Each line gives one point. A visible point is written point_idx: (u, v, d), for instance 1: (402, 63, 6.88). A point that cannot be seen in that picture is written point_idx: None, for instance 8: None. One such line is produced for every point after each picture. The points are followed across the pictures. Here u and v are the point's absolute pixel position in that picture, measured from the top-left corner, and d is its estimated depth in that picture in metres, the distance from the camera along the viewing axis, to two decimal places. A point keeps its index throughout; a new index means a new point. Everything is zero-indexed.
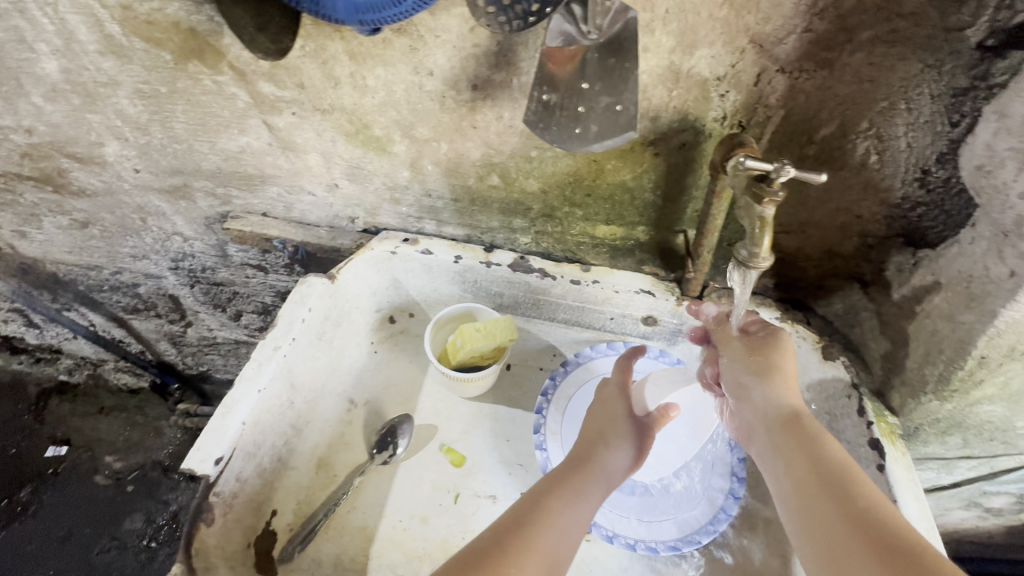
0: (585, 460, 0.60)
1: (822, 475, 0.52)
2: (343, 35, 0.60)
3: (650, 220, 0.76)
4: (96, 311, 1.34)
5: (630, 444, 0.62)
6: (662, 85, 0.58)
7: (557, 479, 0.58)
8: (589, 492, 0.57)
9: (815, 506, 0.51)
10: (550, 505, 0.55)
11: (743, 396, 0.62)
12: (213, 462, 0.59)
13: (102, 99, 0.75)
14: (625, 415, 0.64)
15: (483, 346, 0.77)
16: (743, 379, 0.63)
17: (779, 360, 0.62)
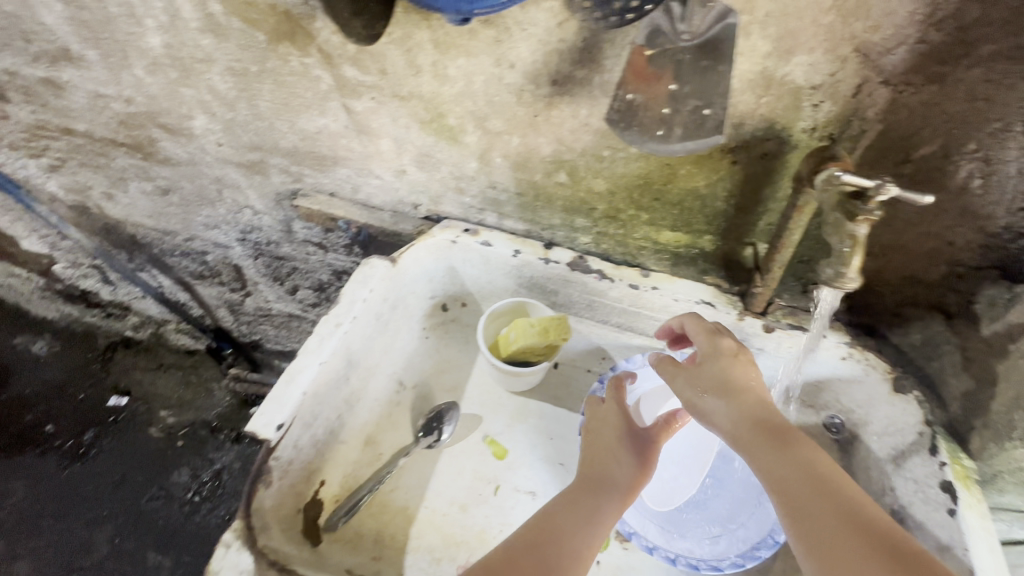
0: (593, 482, 0.62)
1: (808, 484, 0.49)
2: (431, 24, 0.61)
3: (718, 229, 0.73)
4: (166, 274, 1.43)
5: (635, 457, 0.63)
6: (751, 91, 0.56)
7: (566, 500, 0.61)
8: (599, 508, 0.60)
9: (806, 512, 0.47)
10: (562, 527, 0.58)
11: (710, 411, 0.56)
12: (274, 427, 0.62)
13: (197, 74, 0.79)
14: (625, 429, 0.65)
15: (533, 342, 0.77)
16: (710, 392, 0.57)
17: (734, 368, 0.58)
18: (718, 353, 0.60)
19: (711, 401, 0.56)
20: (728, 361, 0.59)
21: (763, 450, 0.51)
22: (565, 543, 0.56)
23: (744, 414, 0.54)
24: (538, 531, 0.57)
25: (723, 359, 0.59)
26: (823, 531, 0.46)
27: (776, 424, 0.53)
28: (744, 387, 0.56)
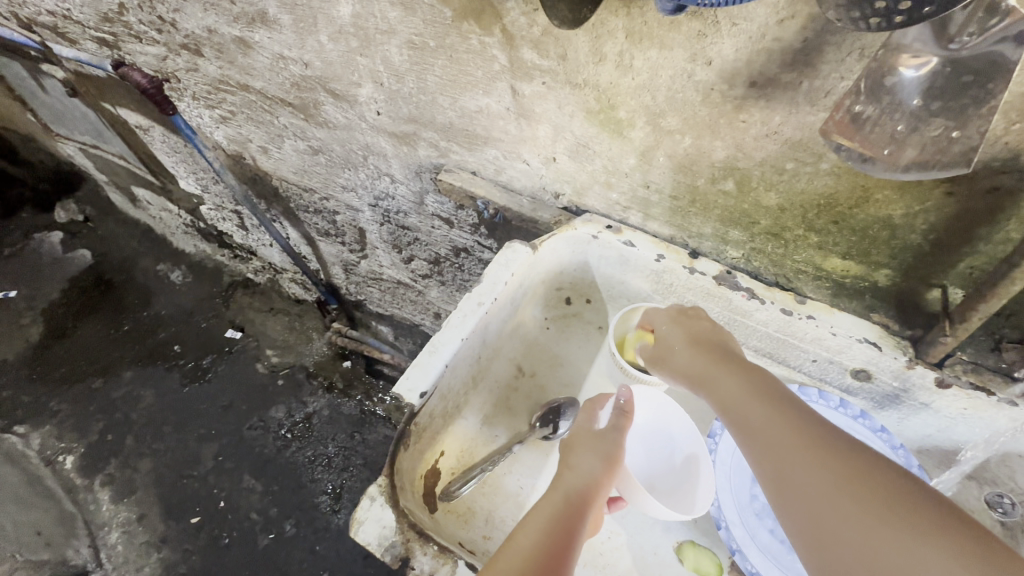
0: (565, 489, 0.60)
1: (768, 410, 0.52)
2: (629, 11, 0.59)
3: (902, 264, 0.66)
4: (297, 227, 1.54)
5: (606, 458, 0.63)
6: (1003, 116, 0.48)
7: (544, 510, 0.58)
8: (580, 516, 0.58)
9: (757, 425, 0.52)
10: (548, 535, 0.55)
11: (678, 364, 0.64)
12: (418, 394, 0.63)
13: (376, 44, 0.82)
14: (586, 437, 0.66)
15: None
16: (677, 349, 0.65)
17: (696, 330, 0.65)
18: (684, 321, 0.67)
19: (682, 357, 0.64)
20: (693, 325, 0.66)
21: (725, 389, 0.57)
22: (557, 553, 0.53)
23: (704, 364, 0.61)
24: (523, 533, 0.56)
25: (687, 324, 0.66)
26: (778, 451, 0.50)
27: (737, 362, 0.59)
28: (704, 341, 0.63)
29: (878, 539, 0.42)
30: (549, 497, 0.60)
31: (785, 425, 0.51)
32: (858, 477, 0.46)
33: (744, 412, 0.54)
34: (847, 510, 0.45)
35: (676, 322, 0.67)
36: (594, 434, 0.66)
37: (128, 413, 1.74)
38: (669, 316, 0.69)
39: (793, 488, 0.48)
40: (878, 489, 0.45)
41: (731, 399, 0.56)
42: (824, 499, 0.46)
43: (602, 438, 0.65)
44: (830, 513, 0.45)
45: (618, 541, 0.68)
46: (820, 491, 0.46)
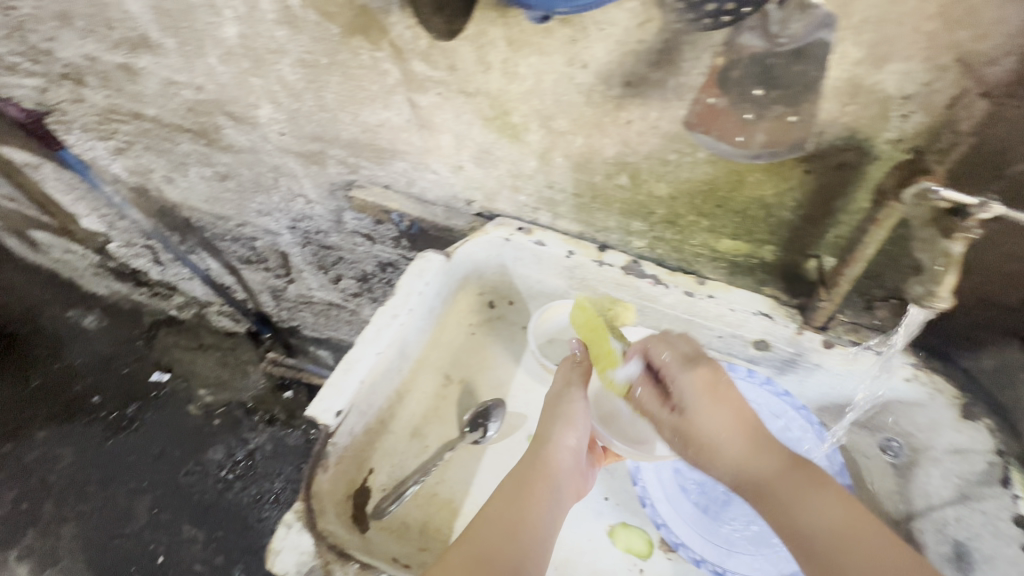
0: (526, 463, 0.66)
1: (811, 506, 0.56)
2: (506, 21, 0.61)
3: (781, 240, 0.71)
4: (215, 257, 1.47)
5: (570, 427, 0.67)
6: (836, 99, 0.54)
7: (510, 489, 0.63)
8: (541, 490, 0.63)
9: (793, 523, 0.56)
10: (504, 519, 0.60)
11: (719, 465, 0.61)
12: (333, 414, 0.63)
13: (267, 64, 0.81)
14: (564, 407, 0.68)
15: (594, 349, 0.72)
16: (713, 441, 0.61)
17: (704, 408, 0.61)
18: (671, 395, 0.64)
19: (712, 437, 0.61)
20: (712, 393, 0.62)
21: (786, 509, 0.56)
22: (510, 535, 0.59)
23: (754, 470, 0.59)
24: (483, 518, 0.61)
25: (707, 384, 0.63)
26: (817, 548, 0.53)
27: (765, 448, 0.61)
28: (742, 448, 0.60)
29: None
30: (513, 476, 0.65)
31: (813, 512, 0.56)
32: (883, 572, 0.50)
33: (806, 537, 0.54)
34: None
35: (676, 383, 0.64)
36: (554, 399, 0.69)
37: (45, 477, 1.60)
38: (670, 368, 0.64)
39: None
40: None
41: (792, 518, 0.56)
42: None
43: (558, 401, 0.69)
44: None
45: None
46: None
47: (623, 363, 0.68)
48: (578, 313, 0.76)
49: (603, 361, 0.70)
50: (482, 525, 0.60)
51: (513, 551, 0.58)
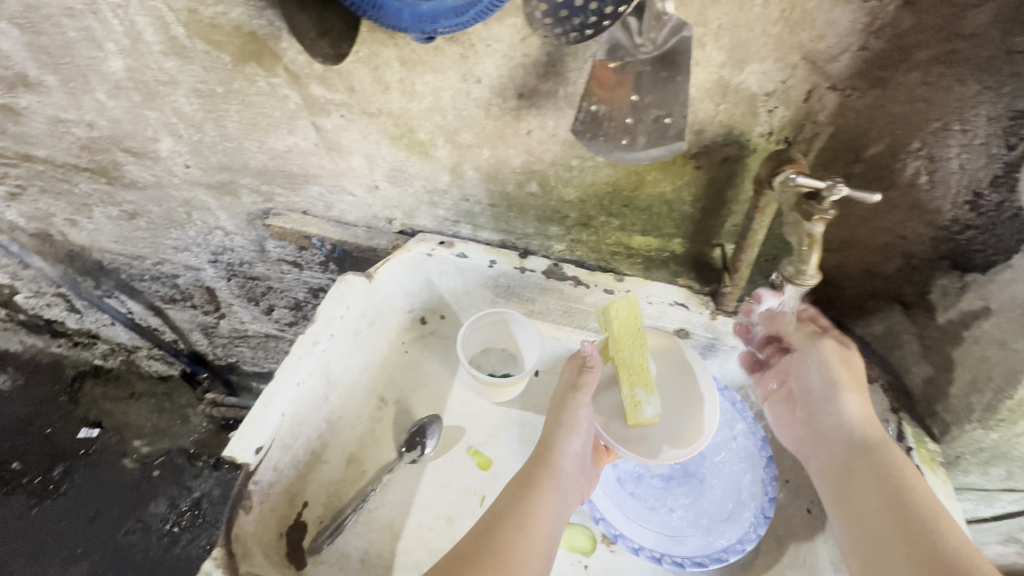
0: (532, 466, 0.66)
1: (870, 483, 0.59)
2: (396, 42, 0.62)
3: (686, 232, 0.75)
4: (136, 299, 1.39)
5: (574, 431, 0.68)
6: (709, 99, 0.58)
7: (516, 491, 0.63)
8: (546, 491, 0.63)
9: (851, 487, 0.61)
10: (512, 520, 0.60)
11: (806, 437, 0.69)
12: (253, 451, 0.61)
13: (161, 97, 0.78)
14: (573, 409, 0.69)
15: (629, 355, 0.69)
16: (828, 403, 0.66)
17: (815, 364, 0.67)
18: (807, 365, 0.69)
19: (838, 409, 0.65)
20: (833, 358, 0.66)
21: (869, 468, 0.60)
22: (522, 530, 0.59)
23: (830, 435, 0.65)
24: (491, 520, 0.60)
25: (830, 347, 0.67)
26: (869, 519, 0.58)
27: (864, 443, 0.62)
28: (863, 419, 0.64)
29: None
30: (518, 480, 0.65)
31: (873, 485, 0.59)
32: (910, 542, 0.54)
33: (896, 496, 0.57)
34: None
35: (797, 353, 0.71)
36: (558, 406, 0.71)
37: None
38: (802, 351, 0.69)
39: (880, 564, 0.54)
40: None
41: (859, 479, 0.61)
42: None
43: (562, 406, 0.70)
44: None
45: None
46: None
47: (648, 400, 0.67)
48: (629, 309, 0.69)
49: (636, 376, 0.68)
50: (497, 524, 0.60)
51: (523, 551, 0.58)
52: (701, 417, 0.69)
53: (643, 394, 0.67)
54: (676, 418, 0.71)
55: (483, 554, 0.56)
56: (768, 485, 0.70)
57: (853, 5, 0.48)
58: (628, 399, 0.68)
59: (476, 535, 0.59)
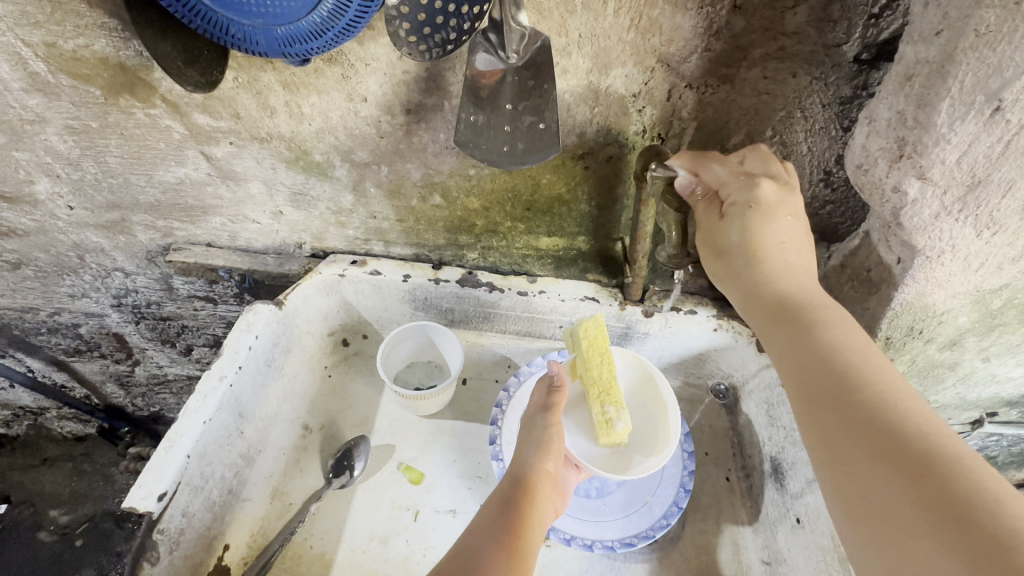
0: (508, 485, 0.65)
1: (798, 345, 0.52)
2: (275, 66, 0.61)
3: (588, 229, 0.79)
4: (35, 355, 1.28)
5: (543, 447, 0.67)
6: (584, 103, 0.62)
7: (493, 511, 0.62)
8: (522, 507, 0.62)
9: (783, 345, 0.53)
10: (487, 537, 0.58)
11: (740, 284, 0.57)
12: (155, 499, 0.57)
13: (30, 136, 0.73)
14: (543, 427, 0.69)
15: (597, 374, 0.71)
16: (767, 249, 0.55)
17: (770, 223, 0.55)
18: (766, 211, 0.55)
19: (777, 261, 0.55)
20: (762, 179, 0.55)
21: (803, 342, 0.52)
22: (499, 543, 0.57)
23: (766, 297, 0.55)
24: (465, 540, 0.58)
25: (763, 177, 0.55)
26: (802, 380, 0.51)
27: (793, 299, 0.54)
28: (791, 276, 0.55)
29: (914, 542, 0.40)
30: (493, 501, 0.64)
31: (800, 349, 0.52)
32: (839, 410, 0.48)
33: (825, 357, 0.50)
34: (890, 497, 0.42)
35: (759, 186, 0.54)
36: (526, 426, 0.71)
37: None
38: (752, 181, 0.55)
39: (840, 456, 0.46)
40: (941, 474, 0.41)
41: (804, 354, 0.52)
42: (867, 478, 0.44)
43: (529, 426, 0.70)
44: (875, 492, 0.43)
45: (430, 543, 0.71)
46: (863, 465, 0.45)
47: (620, 418, 0.69)
48: (596, 328, 0.71)
49: (607, 394, 0.70)
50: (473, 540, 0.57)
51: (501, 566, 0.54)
52: (668, 422, 0.71)
53: (613, 410, 0.69)
54: (646, 429, 0.73)
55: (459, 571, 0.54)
56: (687, 461, 0.74)
57: (691, 12, 0.53)
58: (597, 418, 0.70)
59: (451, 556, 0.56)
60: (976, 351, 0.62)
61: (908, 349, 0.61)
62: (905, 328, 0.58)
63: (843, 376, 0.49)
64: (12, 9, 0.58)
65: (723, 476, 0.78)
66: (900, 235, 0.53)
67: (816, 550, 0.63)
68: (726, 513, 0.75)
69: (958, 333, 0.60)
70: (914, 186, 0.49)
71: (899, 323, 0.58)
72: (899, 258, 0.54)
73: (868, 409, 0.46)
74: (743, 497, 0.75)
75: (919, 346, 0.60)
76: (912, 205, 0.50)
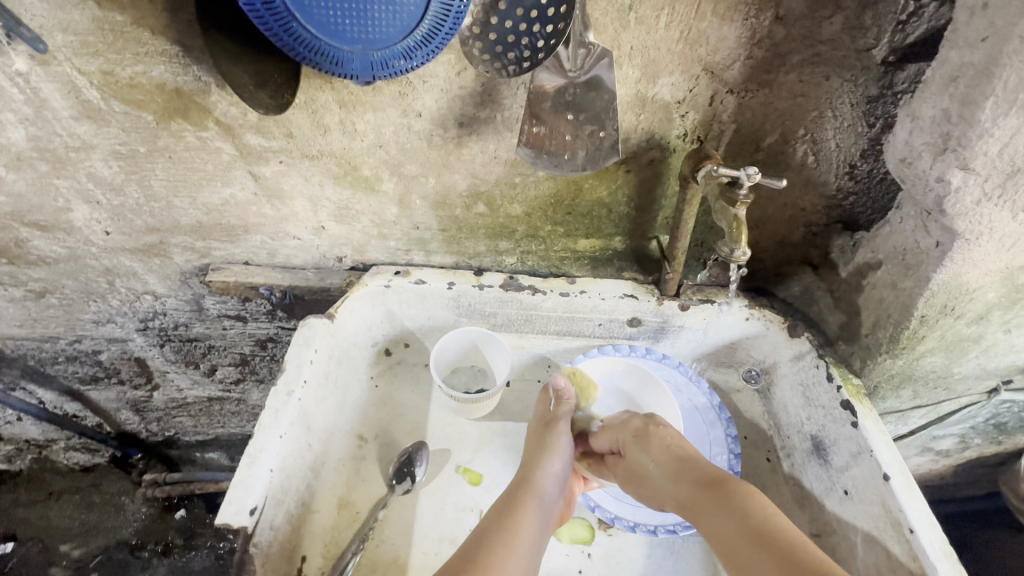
0: (511, 490, 0.69)
1: (708, 508, 0.63)
2: (334, 86, 0.63)
3: (625, 230, 0.82)
4: (49, 386, 1.25)
5: (556, 455, 0.71)
6: (631, 111, 0.65)
7: (504, 513, 0.66)
8: (531, 512, 0.66)
9: (698, 512, 0.64)
10: (499, 541, 0.62)
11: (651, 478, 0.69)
12: (248, 513, 0.58)
13: (73, 163, 0.73)
14: (554, 435, 0.73)
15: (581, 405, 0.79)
16: (665, 450, 0.69)
17: (663, 443, 0.70)
18: (648, 438, 0.71)
19: (670, 447, 0.69)
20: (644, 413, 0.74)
21: (712, 505, 0.63)
22: (508, 548, 0.62)
23: (675, 478, 0.67)
24: (478, 543, 0.62)
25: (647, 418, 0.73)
26: (721, 536, 0.61)
27: (689, 474, 0.67)
28: (691, 466, 0.68)
29: None
30: (503, 502, 0.68)
31: (709, 507, 0.63)
32: (756, 550, 0.57)
33: (728, 509, 0.62)
34: None
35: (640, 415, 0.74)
36: (539, 432, 0.75)
37: None
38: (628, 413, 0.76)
39: None
40: None
41: (714, 515, 0.62)
42: None
43: (535, 434, 0.75)
44: None
45: None
46: None
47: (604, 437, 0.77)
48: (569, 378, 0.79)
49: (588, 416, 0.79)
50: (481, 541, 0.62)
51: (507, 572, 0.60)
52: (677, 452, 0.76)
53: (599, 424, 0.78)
54: None
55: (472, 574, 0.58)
56: (733, 445, 0.78)
57: (736, 23, 0.58)
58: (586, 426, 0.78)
59: (463, 559, 0.60)
60: (999, 324, 0.68)
61: (939, 326, 0.66)
62: (938, 306, 0.63)
63: (749, 525, 0.59)
64: (73, 39, 0.59)
65: (764, 457, 0.82)
66: (939, 221, 0.58)
67: (867, 517, 0.67)
68: (771, 491, 0.79)
69: (985, 308, 0.65)
70: (957, 175, 0.53)
71: (934, 301, 0.63)
72: (937, 242, 0.59)
73: (775, 542, 0.57)
74: (786, 477, 0.79)
75: (949, 322, 0.66)
76: (955, 193, 0.54)
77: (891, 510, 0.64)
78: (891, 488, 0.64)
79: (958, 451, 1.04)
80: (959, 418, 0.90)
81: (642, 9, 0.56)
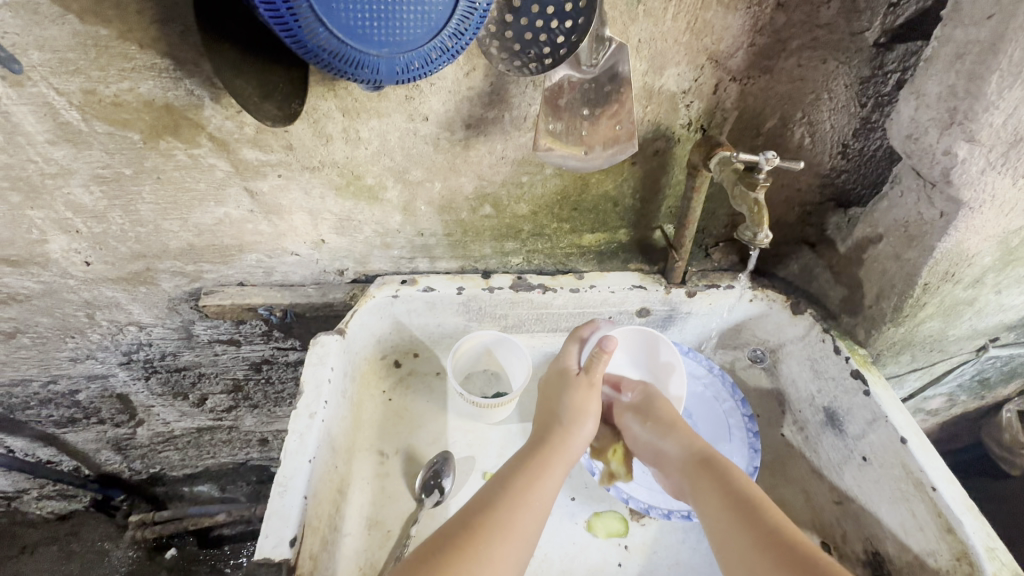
0: (531, 447, 0.68)
1: (698, 479, 0.66)
2: (337, 93, 0.61)
3: (630, 222, 0.83)
4: (18, 433, 1.16)
5: (587, 416, 0.71)
6: (638, 104, 0.66)
7: (529, 471, 0.64)
8: (553, 469, 0.65)
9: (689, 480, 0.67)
10: (515, 497, 0.61)
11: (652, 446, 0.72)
12: (288, 544, 0.55)
13: (49, 191, 0.67)
14: (580, 394, 0.72)
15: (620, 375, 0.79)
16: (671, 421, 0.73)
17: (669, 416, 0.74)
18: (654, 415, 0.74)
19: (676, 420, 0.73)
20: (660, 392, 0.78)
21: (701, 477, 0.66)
22: (526, 503, 0.60)
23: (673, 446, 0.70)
24: (501, 500, 0.60)
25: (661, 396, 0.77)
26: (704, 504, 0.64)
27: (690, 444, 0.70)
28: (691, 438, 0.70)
29: None
30: (524, 459, 0.67)
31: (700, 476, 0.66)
32: (734, 518, 0.60)
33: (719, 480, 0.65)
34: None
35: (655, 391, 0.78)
36: (565, 390, 0.73)
37: None
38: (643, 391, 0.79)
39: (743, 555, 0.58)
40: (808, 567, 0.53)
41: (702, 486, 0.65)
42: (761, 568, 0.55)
43: (563, 391, 0.73)
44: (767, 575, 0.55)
45: (541, 554, 0.72)
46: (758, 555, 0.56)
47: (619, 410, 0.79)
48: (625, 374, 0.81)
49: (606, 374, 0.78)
50: (498, 497, 0.61)
51: (521, 525, 0.58)
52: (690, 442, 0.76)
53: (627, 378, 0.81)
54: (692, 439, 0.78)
55: (486, 532, 0.57)
56: (751, 423, 0.78)
57: (740, 12, 0.60)
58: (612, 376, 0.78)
59: (473, 514, 0.59)
60: (991, 285, 0.72)
61: (940, 292, 0.70)
62: (940, 273, 0.67)
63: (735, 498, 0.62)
64: (50, 56, 0.54)
65: (779, 432, 0.84)
66: (943, 192, 0.61)
67: (888, 481, 0.70)
68: (790, 465, 0.81)
69: (981, 272, 0.69)
70: (964, 148, 0.56)
71: (937, 269, 0.66)
72: (941, 213, 0.62)
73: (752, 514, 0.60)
74: (802, 449, 0.82)
75: (949, 287, 0.69)
76: (961, 164, 0.57)
77: (912, 471, 0.67)
78: (910, 450, 0.67)
79: (945, 409, 1.10)
80: (950, 377, 0.95)
81: (651, 2, 0.57)
